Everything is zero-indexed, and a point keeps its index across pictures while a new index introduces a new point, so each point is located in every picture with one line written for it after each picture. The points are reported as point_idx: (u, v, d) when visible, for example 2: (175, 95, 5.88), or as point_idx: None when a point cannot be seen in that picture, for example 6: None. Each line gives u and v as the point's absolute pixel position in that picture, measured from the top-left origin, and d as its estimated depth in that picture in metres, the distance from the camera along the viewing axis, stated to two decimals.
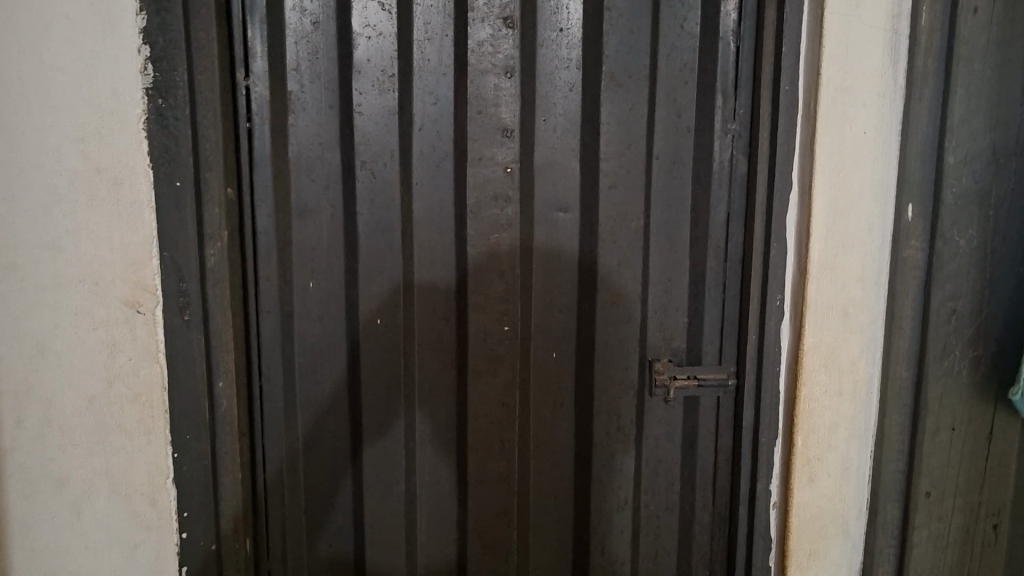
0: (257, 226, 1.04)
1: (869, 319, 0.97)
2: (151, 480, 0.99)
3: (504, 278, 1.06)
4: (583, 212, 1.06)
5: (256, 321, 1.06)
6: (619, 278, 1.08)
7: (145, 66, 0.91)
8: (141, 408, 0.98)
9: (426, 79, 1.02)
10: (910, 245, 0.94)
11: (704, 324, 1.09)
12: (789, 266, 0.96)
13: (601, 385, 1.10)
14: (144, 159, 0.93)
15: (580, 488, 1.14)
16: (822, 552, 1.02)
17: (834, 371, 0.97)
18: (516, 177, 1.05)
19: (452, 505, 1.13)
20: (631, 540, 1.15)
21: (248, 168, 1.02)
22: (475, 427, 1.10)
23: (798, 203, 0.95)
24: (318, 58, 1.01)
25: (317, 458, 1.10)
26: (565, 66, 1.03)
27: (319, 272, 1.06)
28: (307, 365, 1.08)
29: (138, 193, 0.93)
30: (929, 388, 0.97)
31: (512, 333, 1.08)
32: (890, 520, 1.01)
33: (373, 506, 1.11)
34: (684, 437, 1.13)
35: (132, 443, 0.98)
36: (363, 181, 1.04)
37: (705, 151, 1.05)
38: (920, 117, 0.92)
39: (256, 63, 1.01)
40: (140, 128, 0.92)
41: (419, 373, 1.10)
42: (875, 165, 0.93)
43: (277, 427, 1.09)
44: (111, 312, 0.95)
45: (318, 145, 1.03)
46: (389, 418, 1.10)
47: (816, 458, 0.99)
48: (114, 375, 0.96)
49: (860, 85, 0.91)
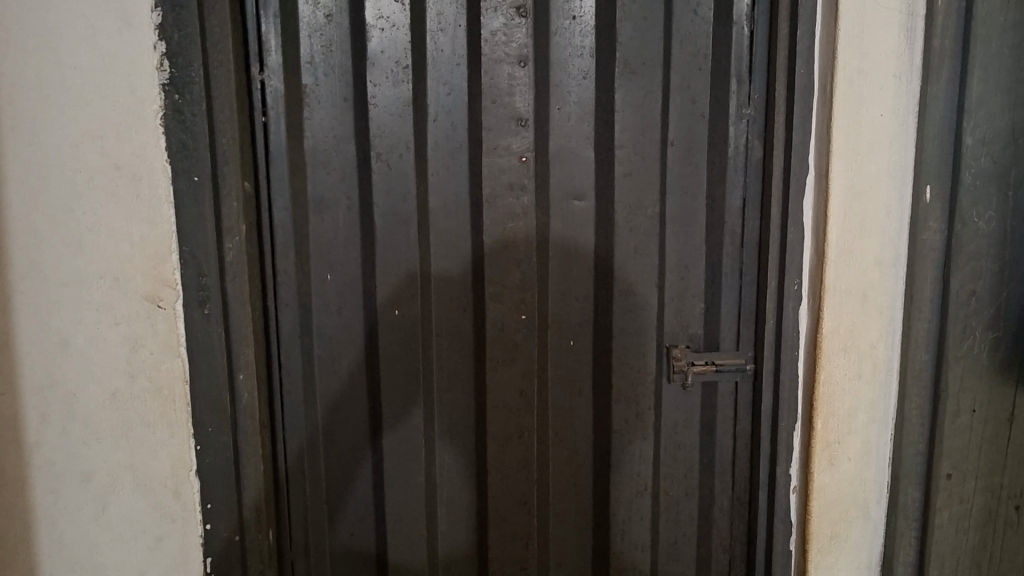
0: (274, 220, 1.05)
1: (887, 302, 0.96)
2: (174, 472, 1.00)
3: (520, 267, 1.07)
4: (598, 199, 1.07)
5: (275, 314, 1.07)
6: (636, 266, 1.08)
7: (160, 63, 0.92)
8: (163, 402, 0.99)
9: (439, 70, 1.02)
10: (927, 228, 0.93)
11: (722, 310, 1.09)
12: (806, 250, 0.96)
13: (619, 373, 1.10)
14: (162, 155, 0.94)
15: (599, 475, 1.14)
16: (843, 536, 1.02)
17: (853, 355, 0.97)
18: (530, 166, 1.05)
19: (472, 494, 1.14)
20: (650, 527, 1.15)
21: (265, 161, 1.03)
22: (493, 416, 1.10)
23: (816, 187, 0.95)
24: (331, 52, 1.01)
25: (337, 450, 1.12)
26: (578, 55, 1.03)
27: (337, 264, 1.07)
28: (325, 357, 1.09)
29: (157, 189, 0.94)
30: (949, 371, 0.96)
31: (529, 322, 1.08)
32: (911, 503, 1.00)
33: (394, 496, 1.12)
34: (703, 424, 1.13)
35: (155, 436, 0.99)
36: (378, 173, 1.04)
37: (719, 137, 1.05)
38: (938, 99, 0.91)
39: (270, 58, 1.01)
40: (157, 125, 0.93)
41: (437, 363, 1.11)
42: (892, 148, 0.93)
43: (297, 418, 1.10)
44: (132, 307, 0.96)
45: (333, 138, 1.04)
46: (407, 409, 1.10)
47: (836, 442, 0.99)
48: (135, 368, 0.97)
49: (877, 68, 0.91)
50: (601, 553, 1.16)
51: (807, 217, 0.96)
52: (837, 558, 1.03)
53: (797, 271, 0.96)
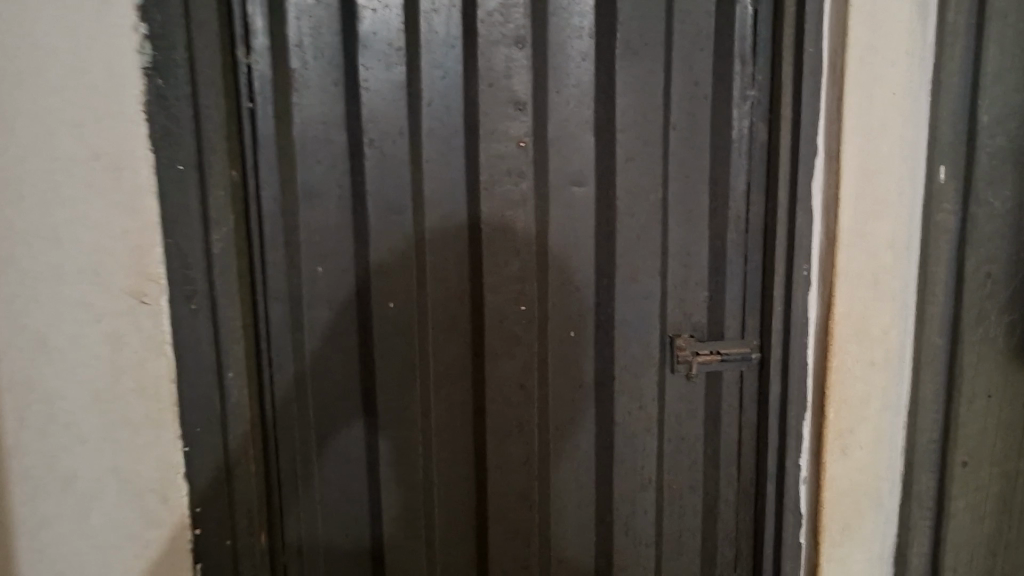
0: (263, 211, 1.00)
1: (899, 286, 0.94)
2: (162, 475, 0.96)
3: (519, 256, 1.03)
4: (598, 185, 1.03)
5: (264, 308, 1.02)
6: (639, 253, 1.05)
7: (142, 45, 0.88)
8: (149, 401, 0.95)
9: (433, 52, 0.98)
10: (941, 209, 0.91)
11: (726, 297, 1.07)
12: (815, 235, 0.94)
13: (622, 364, 1.07)
14: (144, 143, 0.90)
15: (602, 470, 1.11)
16: (857, 526, 1.00)
17: (865, 342, 0.95)
18: (529, 151, 1.01)
19: (471, 491, 1.11)
20: (654, 521, 1.13)
21: (252, 148, 0.98)
22: (493, 410, 1.07)
23: (825, 170, 0.92)
24: (321, 34, 0.97)
25: (330, 448, 1.08)
26: (577, 35, 0.99)
27: (329, 256, 1.03)
28: (317, 352, 1.05)
29: (140, 179, 0.90)
30: (965, 356, 0.94)
31: (528, 312, 1.05)
32: (925, 491, 0.98)
33: (391, 496, 1.09)
34: (707, 415, 1.11)
35: (140, 438, 0.95)
36: (371, 160, 1.00)
37: (723, 120, 1.02)
38: (952, 77, 0.89)
39: (256, 40, 0.96)
40: (139, 110, 0.89)
41: (433, 357, 1.06)
42: (904, 127, 0.91)
43: (290, 417, 1.05)
44: (114, 303, 0.91)
45: (323, 125, 1.00)
46: (405, 405, 1.07)
47: (848, 430, 0.97)
48: (119, 367, 0.93)
49: (888, 45, 0.89)
50: (604, 548, 1.13)
51: (816, 200, 0.93)
52: (850, 550, 1.00)
53: (807, 256, 0.94)
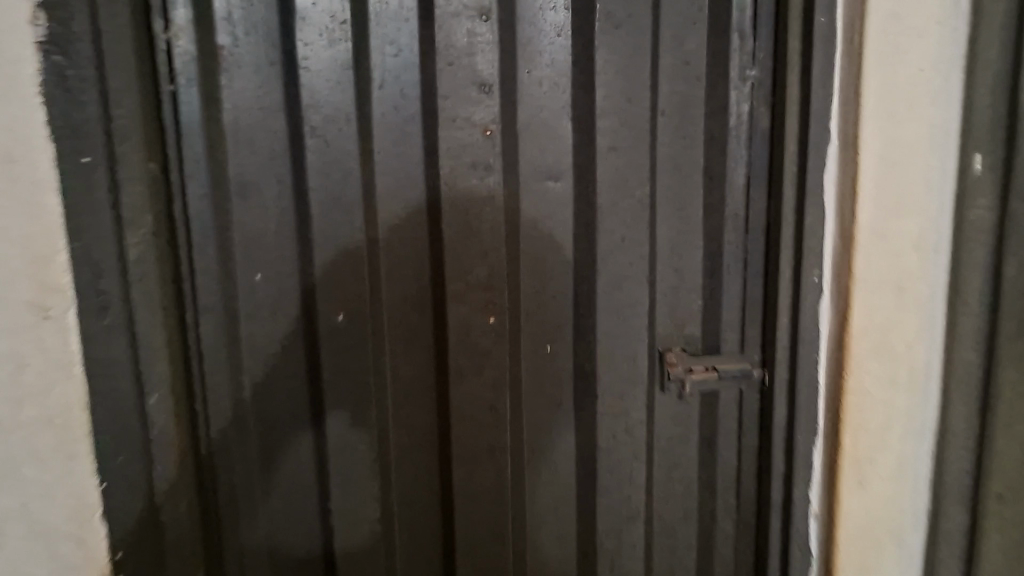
0: (189, 210, 0.86)
1: (927, 295, 0.82)
2: (74, 516, 0.82)
3: (487, 260, 0.90)
4: (577, 179, 0.90)
5: (194, 322, 0.89)
6: (623, 257, 0.92)
7: (34, 14, 0.73)
8: (57, 431, 0.80)
9: (384, 26, 0.85)
10: (976, 203, 0.78)
11: (722, 304, 0.94)
12: (831, 238, 0.81)
13: (604, 381, 0.95)
14: (41, 128, 0.75)
15: (584, 500, 0.98)
16: (875, 567, 0.87)
17: (886, 356, 0.83)
18: (496, 141, 0.87)
19: (436, 525, 0.97)
20: (644, 557, 1.00)
21: (174, 137, 0.85)
22: (459, 435, 0.94)
23: (845, 163, 0.80)
24: (253, 5, 0.84)
25: (275, 479, 0.94)
26: (551, 7, 0.86)
27: (270, 261, 0.90)
28: (257, 372, 0.92)
29: (39, 171, 0.75)
30: (1003, 371, 0.78)
31: (498, 325, 0.92)
32: (955, 529, 0.83)
33: (344, 533, 0.95)
34: (702, 437, 0.98)
35: (47, 474, 0.80)
36: (313, 151, 0.87)
37: (719, 104, 0.90)
38: (991, 45, 0.75)
39: (176, 11, 0.82)
40: (33, 90, 0.74)
41: (392, 375, 0.94)
42: (934, 110, 0.78)
43: (227, 446, 0.92)
44: (12, 317, 0.77)
45: (258, 111, 0.86)
46: (358, 430, 0.93)
47: (865, 457, 0.85)
48: (20, 393, 0.78)
49: (914, 13, 0.77)
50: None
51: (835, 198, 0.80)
52: None
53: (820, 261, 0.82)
